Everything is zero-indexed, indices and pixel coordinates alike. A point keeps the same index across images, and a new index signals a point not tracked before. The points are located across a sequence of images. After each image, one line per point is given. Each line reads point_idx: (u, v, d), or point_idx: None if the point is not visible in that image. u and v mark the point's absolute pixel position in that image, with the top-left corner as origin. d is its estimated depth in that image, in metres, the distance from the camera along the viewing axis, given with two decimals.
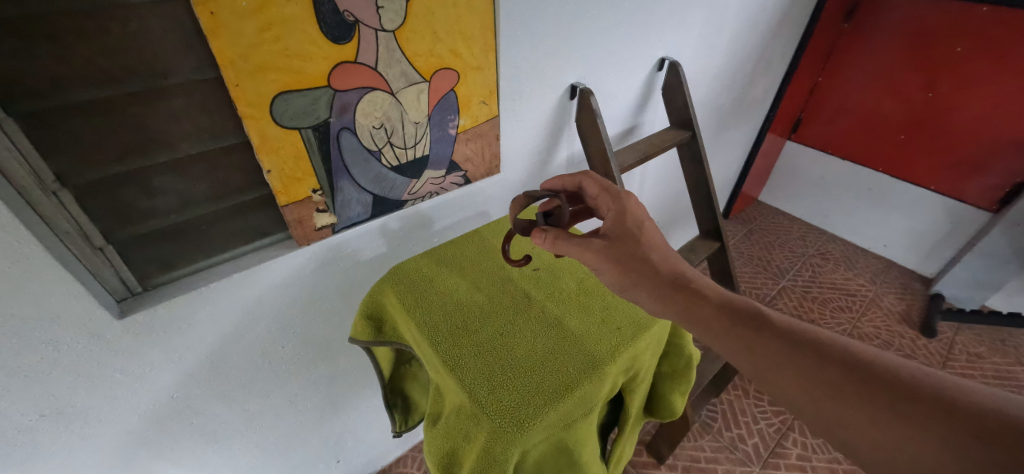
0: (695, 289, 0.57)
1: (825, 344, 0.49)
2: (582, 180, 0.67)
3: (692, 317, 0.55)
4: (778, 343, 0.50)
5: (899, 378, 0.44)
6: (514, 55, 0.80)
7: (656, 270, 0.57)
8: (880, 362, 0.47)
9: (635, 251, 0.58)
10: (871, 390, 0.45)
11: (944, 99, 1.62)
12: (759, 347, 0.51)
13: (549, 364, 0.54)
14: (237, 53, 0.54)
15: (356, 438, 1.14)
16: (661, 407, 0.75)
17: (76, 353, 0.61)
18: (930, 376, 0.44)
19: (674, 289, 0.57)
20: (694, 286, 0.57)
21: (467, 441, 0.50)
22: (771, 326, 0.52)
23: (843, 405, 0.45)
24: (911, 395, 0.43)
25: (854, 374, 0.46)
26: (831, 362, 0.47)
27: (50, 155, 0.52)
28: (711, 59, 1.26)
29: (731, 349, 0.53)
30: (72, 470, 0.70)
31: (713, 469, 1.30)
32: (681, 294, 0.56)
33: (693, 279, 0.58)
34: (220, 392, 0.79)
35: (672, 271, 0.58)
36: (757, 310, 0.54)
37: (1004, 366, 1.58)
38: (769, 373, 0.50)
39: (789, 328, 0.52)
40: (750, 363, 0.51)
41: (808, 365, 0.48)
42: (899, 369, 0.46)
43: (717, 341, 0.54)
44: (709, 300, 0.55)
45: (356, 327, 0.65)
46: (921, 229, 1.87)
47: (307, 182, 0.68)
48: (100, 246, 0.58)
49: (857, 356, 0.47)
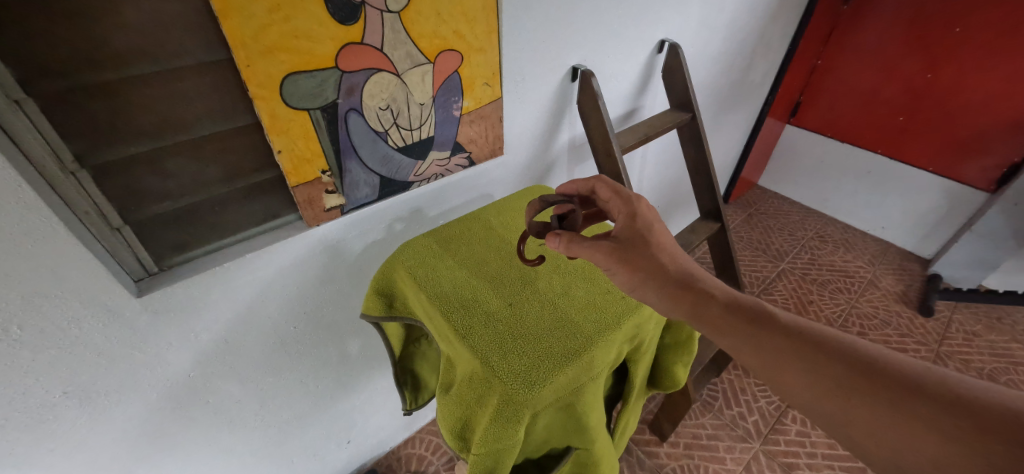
0: (703, 289, 0.58)
1: (831, 340, 0.51)
2: (595, 184, 0.66)
3: (698, 314, 0.56)
4: (784, 340, 0.52)
5: (903, 376, 0.45)
6: (516, 37, 0.81)
7: (666, 270, 0.58)
8: (885, 357, 0.48)
9: (644, 251, 0.59)
10: (875, 384, 0.46)
11: (943, 81, 1.63)
12: (764, 343, 0.52)
13: (559, 334, 0.55)
14: (247, 33, 0.55)
15: (367, 418, 1.16)
16: (663, 378, 0.77)
17: (96, 331, 0.62)
18: (937, 375, 0.45)
19: (681, 288, 0.57)
20: (701, 286, 0.58)
21: (479, 406, 0.52)
22: (777, 324, 0.54)
23: (847, 402, 0.46)
24: (914, 389, 0.44)
25: (859, 368, 0.47)
26: (837, 359, 0.49)
27: (69, 136, 0.54)
28: (711, 41, 1.27)
29: (737, 345, 0.54)
30: (95, 446, 0.73)
31: (715, 445, 1.33)
32: (690, 293, 0.57)
33: (700, 278, 0.59)
34: (235, 371, 0.81)
35: (680, 269, 0.59)
36: (763, 308, 0.56)
37: (1000, 343, 1.60)
38: (774, 370, 0.51)
39: (795, 325, 0.53)
40: (755, 358, 0.53)
41: (813, 363, 0.49)
42: (904, 366, 0.46)
43: (723, 338, 0.55)
44: (715, 299, 0.57)
45: (368, 302, 0.68)
46: (919, 211, 1.89)
47: (316, 162, 0.70)
48: (117, 227, 0.61)
49: (862, 355, 0.48)
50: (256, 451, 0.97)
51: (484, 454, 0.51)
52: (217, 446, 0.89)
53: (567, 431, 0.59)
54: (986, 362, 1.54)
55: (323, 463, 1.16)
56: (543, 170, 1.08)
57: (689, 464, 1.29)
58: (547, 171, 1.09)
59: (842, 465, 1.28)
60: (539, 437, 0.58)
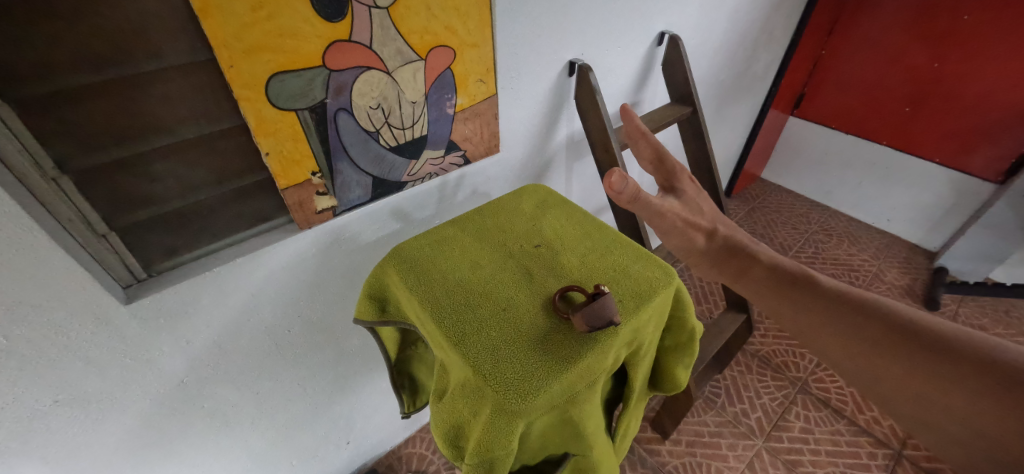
0: (749, 255, 0.67)
1: (866, 302, 0.56)
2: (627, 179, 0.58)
3: (742, 276, 0.66)
4: (826, 300, 0.58)
5: (935, 339, 0.50)
6: (510, 31, 0.79)
7: (717, 237, 0.68)
8: (918, 320, 0.52)
9: (705, 223, 0.68)
10: (897, 339, 0.52)
11: (951, 69, 1.59)
12: (802, 304, 0.60)
13: (554, 338, 0.53)
14: (229, 33, 0.53)
15: (366, 420, 1.16)
16: (664, 381, 0.76)
17: (86, 339, 0.61)
18: (973, 338, 0.48)
19: (729, 255, 0.67)
20: (748, 252, 0.67)
21: (473, 415, 0.51)
22: (819, 289, 0.60)
23: (877, 360, 0.52)
24: (950, 352, 0.48)
25: (881, 321, 0.53)
26: (873, 321, 0.54)
27: (50, 142, 0.52)
28: (712, 33, 1.24)
29: (777, 306, 0.62)
30: (88, 453, 0.72)
31: (718, 443, 1.32)
32: (737, 260, 0.67)
33: (750, 247, 0.68)
34: (229, 375, 0.80)
35: (730, 240, 0.68)
36: (807, 275, 0.62)
37: (1007, 336, 1.58)
38: (811, 328, 0.58)
39: (835, 289, 0.59)
40: (794, 317, 0.60)
41: (848, 323, 0.55)
42: (939, 330, 0.51)
43: (764, 299, 0.64)
44: (759, 263, 0.65)
45: (361, 307, 0.66)
46: (924, 203, 1.86)
47: (306, 164, 0.68)
48: (103, 234, 0.59)
49: (897, 318, 0.53)
50: (255, 454, 0.97)
51: (477, 465, 0.49)
52: (216, 451, 0.89)
53: (564, 437, 0.58)
54: None
55: (323, 464, 1.15)
56: (542, 167, 1.06)
57: (692, 462, 1.28)
58: (545, 168, 1.07)
59: (846, 462, 1.27)
60: (535, 444, 0.57)
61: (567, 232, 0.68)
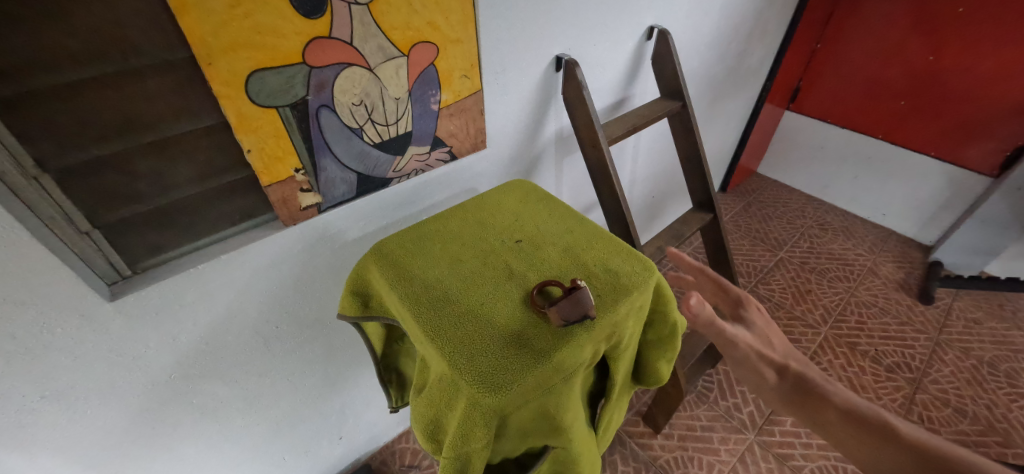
0: (822, 394, 0.61)
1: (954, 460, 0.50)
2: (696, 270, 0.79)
3: (816, 419, 0.60)
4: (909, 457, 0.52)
5: None
6: (494, 27, 0.79)
7: (788, 374, 0.64)
8: None
9: (776, 358, 0.66)
10: None
11: (947, 62, 1.59)
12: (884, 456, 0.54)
13: (530, 332, 0.54)
14: (206, 30, 0.54)
15: (358, 415, 1.17)
16: (647, 375, 0.77)
17: (71, 336, 0.62)
18: None
19: (799, 393, 0.62)
20: (820, 390, 0.62)
21: (449, 409, 0.51)
22: (901, 440, 0.54)
23: None
24: None
25: None
26: None
27: (29, 140, 0.53)
28: (703, 28, 1.24)
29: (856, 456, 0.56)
30: (77, 448, 0.73)
31: (709, 437, 1.33)
32: (809, 398, 0.62)
33: (821, 382, 0.63)
34: (217, 371, 0.81)
35: (799, 377, 0.64)
36: (886, 422, 0.57)
37: (1001, 330, 1.58)
38: None
39: (920, 443, 0.53)
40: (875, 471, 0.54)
41: None
42: None
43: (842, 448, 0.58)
44: (834, 405, 0.60)
45: (344, 302, 0.67)
46: (920, 197, 1.85)
47: (288, 161, 0.68)
48: (86, 231, 0.60)
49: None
50: (248, 449, 0.98)
51: (453, 458, 0.50)
52: (207, 446, 0.90)
53: (543, 431, 0.59)
54: (986, 350, 1.52)
55: (317, 459, 1.16)
56: (530, 163, 1.06)
57: (684, 456, 1.29)
58: (534, 164, 1.07)
59: (837, 456, 1.27)
60: (514, 438, 0.58)
61: (549, 227, 0.69)
